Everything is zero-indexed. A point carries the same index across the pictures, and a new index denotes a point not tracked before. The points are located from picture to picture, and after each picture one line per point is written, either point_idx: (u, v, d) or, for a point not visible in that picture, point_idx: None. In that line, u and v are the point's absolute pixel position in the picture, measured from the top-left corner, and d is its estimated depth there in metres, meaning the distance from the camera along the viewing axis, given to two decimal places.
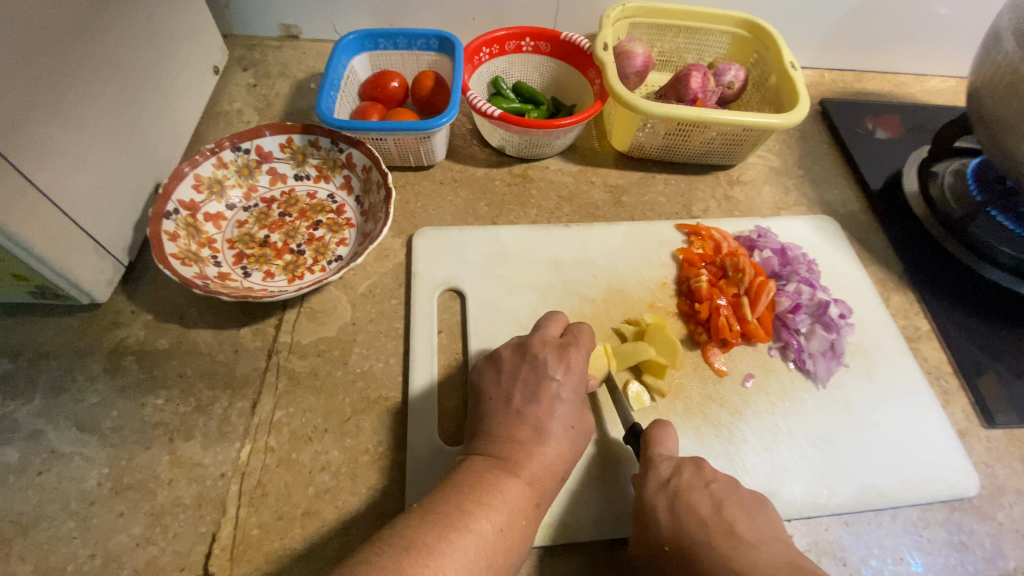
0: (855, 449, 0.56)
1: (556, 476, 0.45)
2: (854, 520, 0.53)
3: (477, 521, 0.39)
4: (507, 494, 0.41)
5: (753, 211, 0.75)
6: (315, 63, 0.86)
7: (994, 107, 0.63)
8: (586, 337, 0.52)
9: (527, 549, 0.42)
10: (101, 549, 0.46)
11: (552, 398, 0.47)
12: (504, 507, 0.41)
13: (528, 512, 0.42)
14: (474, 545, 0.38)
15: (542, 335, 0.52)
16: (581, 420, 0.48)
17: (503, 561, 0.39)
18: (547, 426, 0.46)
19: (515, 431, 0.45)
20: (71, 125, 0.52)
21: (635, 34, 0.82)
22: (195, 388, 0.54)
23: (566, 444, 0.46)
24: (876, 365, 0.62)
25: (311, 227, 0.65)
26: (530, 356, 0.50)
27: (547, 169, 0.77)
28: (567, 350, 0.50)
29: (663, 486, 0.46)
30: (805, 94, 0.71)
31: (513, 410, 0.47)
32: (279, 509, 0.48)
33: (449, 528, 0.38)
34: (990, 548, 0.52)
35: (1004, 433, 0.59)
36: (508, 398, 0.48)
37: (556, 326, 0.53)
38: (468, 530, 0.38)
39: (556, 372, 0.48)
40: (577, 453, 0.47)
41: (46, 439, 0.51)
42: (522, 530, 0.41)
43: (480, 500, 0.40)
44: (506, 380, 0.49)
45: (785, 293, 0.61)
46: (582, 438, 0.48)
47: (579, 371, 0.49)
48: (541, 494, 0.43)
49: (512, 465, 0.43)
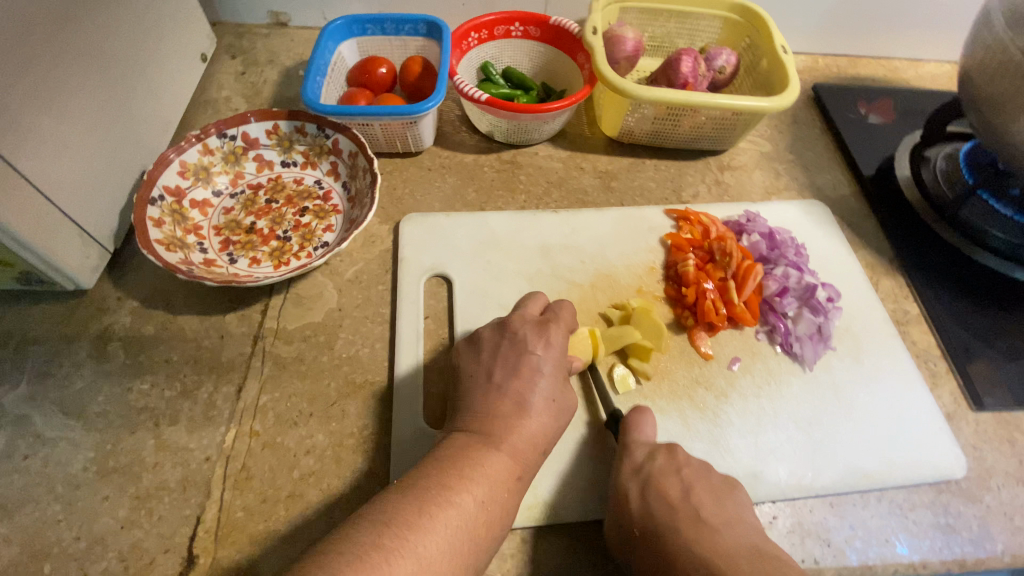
0: (840, 431, 0.56)
1: (539, 449, 0.45)
2: (839, 501, 0.52)
3: (459, 495, 0.39)
4: (489, 467, 0.42)
5: (743, 196, 0.75)
6: (304, 51, 0.86)
7: (984, 89, 0.62)
8: (566, 315, 0.53)
9: (509, 521, 0.42)
10: (86, 531, 0.46)
11: (533, 370, 0.48)
12: (485, 480, 0.41)
13: (510, 485, 0.42)
14: (456, 518, 0.38)
15: (520, 315, 0.53)
16: (564, 397, 0.48)
17: (484, 534, 0.39)
18: (528, 399, 0.46)
19: (497, 405, 0.46)
20: (55, 111, 0.52)
21: (625, 19, 0.81)
22: (181, 372, 0.54)
23: (547, 417, 0.46)
24: (863, 348, 0.62)
25: (298, 214, 0.65)
26: (508, 332, 0.51)
27: (536, 155, 0.76)
28: (546, 326, 0.51)
29: (638, 471, 0.48)
30: (795, 78, 0.70)
31: (495, 384, 0.47)
32: (264, 492, 0.48)
33: (431, 503, 0.38)
34: (976, 531, 0.52)
35: (992, 416, 0.59)
36: (490, 373, 0.48)
37: (537, 305, 0.54)
38: (449, 504, 0.38)
39: (535, 347, 0.49)
40: (559, 427, 0.48)
41: (32, 423, 0.51)
42: (504, 502, 0.41)
43: (462, 474, 0.41)
44: (487, 360, 0.49)
45: (773, 277, 0.61)
46: (564, 415, 0.48)
47: (558, 347, 0.50)
48: (523, 467, 0.44)
49: (494, 440, 0.44)
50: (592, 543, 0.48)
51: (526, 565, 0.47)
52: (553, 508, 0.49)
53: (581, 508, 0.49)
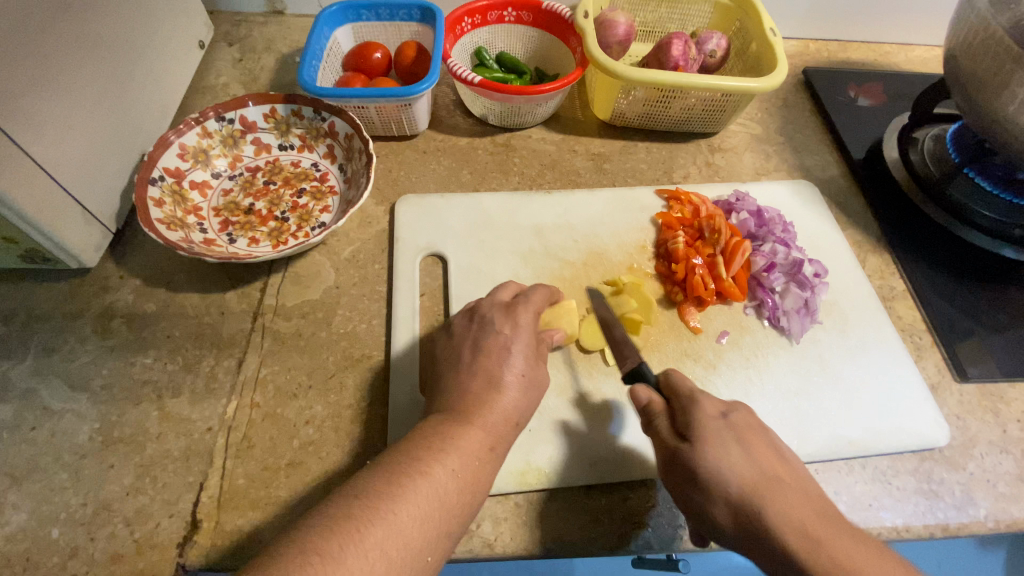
0: (826, 400, 0.57)
1: (511, 422, 0.46)
2: (823, 468, 0.54)
3: (430, 466, 0.40)
4: (459, 439, 0.42)
5: (733, 176, 0.76)
6: (300, 38, 0.87)
7: (967, 67, 0.63)
8: (536, 297, 0.53)
9: (485, 491, 0.42)
10: (92, 498, 0.47)
11: (502, 349, 0.48)
12: (456, 451, 0.41)
13: (482, 455, 0.42)
14: (426, 487, 0.38)
15: (490, 299, 0.53)
16: (534, 373, 0.49)
17: (457, 501, 0.39)
18: (498, 376, 0.47)
19: (467, 385, 0.46)
20: (58, 91, 0.53)
21: (617, 4, 0.82)
22: (183, 347, 0.56)
23: (519, 392, 0.47)
24: (850, 322, 0.63)
25: (295, 195, 0.67)
26: (478, 318, 0.52)
27: (530, 138, 0.78)
28: (513, 308, 0.52)
29: (721, 417, 0.46)
30: (783, 59, 0.71)
31: (466, 365, 0.48)
32: (265, 460, 0.50)
33: (401, 474, 0.39)
34: (959, 496, 0.53)
35: (976, 387, 0.60)
36: (460, 355, 0.49)
37: (508, 292, 0.55)
38: (419, 475, 0.39)
39: (502, 328, 0.50)
40: (532, 401, 0.48)
41: (38, 396, 0.52)
42: (478, 470, 0.41)
43: (431, 447, 0.41)
44: (458, 342, 0.51)
45: (760, 253, 0.62)
46: (535, 390, 0.48)
47: (527, 326, 0.51)
48: (495, 439, 0.44)
49: (465, 416, 0.44)
50: (583, 506, 0.49)
51: (521, 527, 0.48)
52: (544, 472, 0.50)
53: (571, 473, 0.51)
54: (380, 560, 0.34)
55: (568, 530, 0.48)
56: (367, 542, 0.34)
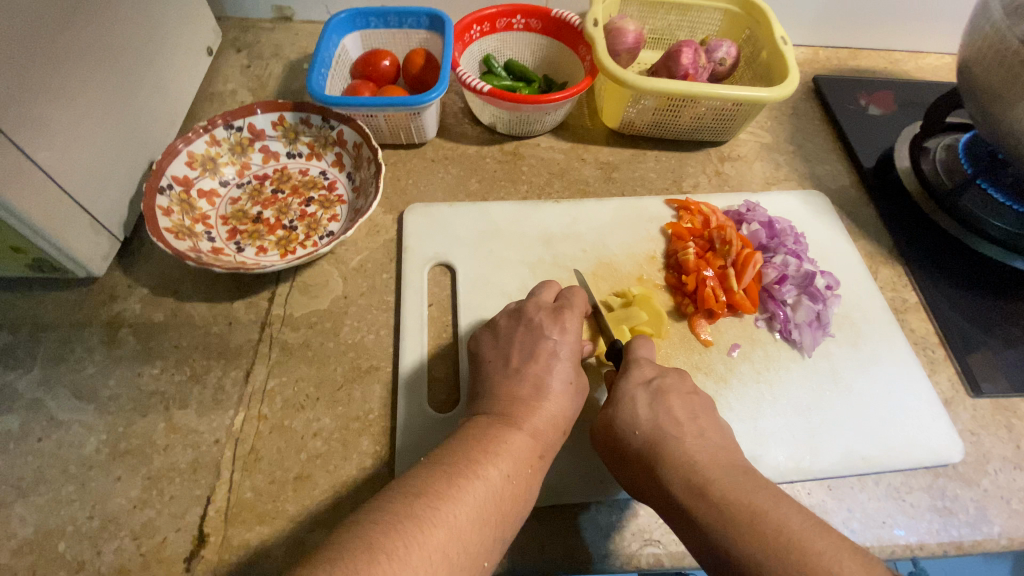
0: (841, 417, 0.57)
1: (558, 430, 0.45)
2: (837, 484, 0.53)
3: (486, 469, 0.39)
4: (511, 444, 0.42)
5: (743, 185, 0.75)
6: (308, 44, 0.86)
7: (981, 79, 0.63)
8: (579, 300, 0.52)
9: (534, 496, 0.42)
10: (99, 511, 0.47)
11: (550, 355, 0.48)
12: (510, 456, 0.41)
13: (533, 462, 0.42)
14: (483, 491, 0.38)
15: (535, 301, 0.53)
16: (579, 380, 0.48)
17: (512, 508, 0.39)
18: (546, 383, 0.46)
19: (516, 389, 0.46)
20: (67, 100, 0.53)
21: (627, 12, 0.82)
22: (190, 358, 0.55)
23: (566, 400, 0.46)
24: (861, 335, 0.62)
25: (303, 204, 0.66)
26: (525, 320, 0.51)
27: (538, 146, 0.77)
28: (561, 312, 0.51)
29: (646, 383, 0.48)
30: (794, 68, 0.70)
31: (512, 370, 0.47)
32: (273, 473, 0.49)
33: (459, 475, 0.38)
34: (973, 513, 0.52)
35: (990, 402, 0.59)
36: (507, 360, 0.48)
37: (550, 291, 0.54)
38: (476, 477, 0.38)
39: (550, 332, 0.49)
40: (576, 408, 0.47)
41: (45, 407, 0.52)
42: (529, 477, 0.41)
43: (487, 450, 0.41)
44: (503, 346, 0.50)
45: (772, 265, 0.62)
46: (580, 395, 0.48)
47: (574, 332, 0.50)
48: (544, 446, 0.44)
49: (514, 420, 0.44)
50: (592, 521, 0.49)
51: (529, 542, 0.48)
52: (552, 489, 0.50)
53: (581, 490, 0.50)
54: (443, 563, 0.33)
55: (577, 546, 0.48)
56: (431, 543, 0.34)
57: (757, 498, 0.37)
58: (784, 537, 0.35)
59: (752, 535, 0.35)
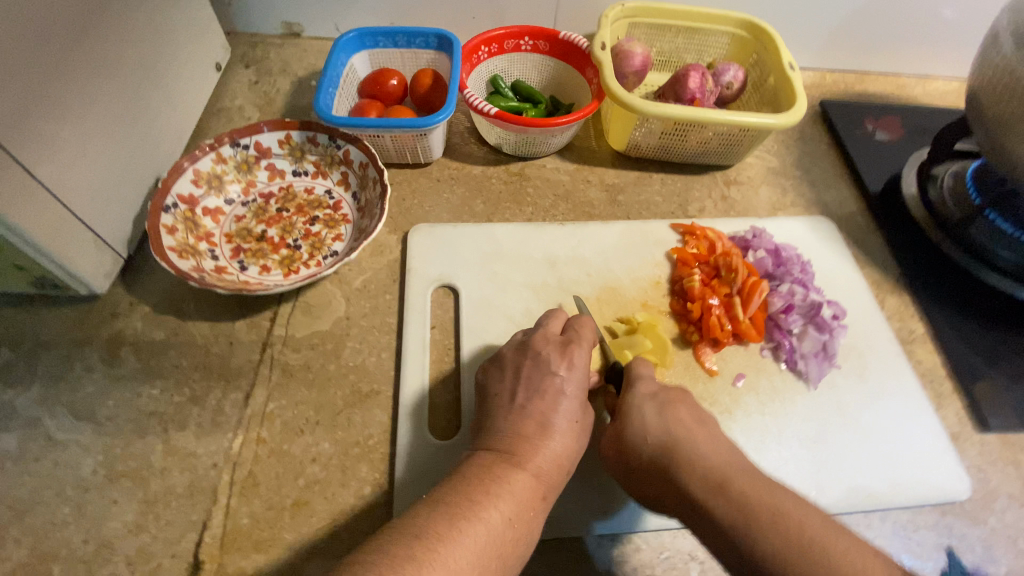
0: (847, 450, 0.56)
1: (562, 470, 0.45)
2: (842, 521, 0.53)
3: (486, 511, 0.39)
4: (515, 485, 0.41)
5: (750, 211, 0.75)
6: (316, 61, 0.87)
7: (991, 110, 0.62)
8: (588, 333, 0.52)
9: (535, 541, 0.41)
10: (94, 535, 0.46)
11: (556, 393, 0.47)
12: (512, 497, 0.40)
13: (535, 504, 0.42)
14: (484, 535, 0.37)
15: (543, 334, 0.52)
16: (585, 418, 0.48)
17: (514, 549, 0.39)
18: (551, 423, 0.46)
19: (521, 426, 0.45)
20: (73, 119, 0.53)
21: (634, 34, 0.82)
22: (190, 378, 0.55)
23: (570, 438, 0.46)
24: (869, 367, 0.62)
25: (308, 223, 0.66)
26: (531, 352, 0.50)
27: (544, 167, 0.77)
28: (569, 347, 0.50)
29: (652, 395, 0.48)
30: (802, 95, 0.70)
31: (517, 406, 0.47)
32: (270, 499, 0.49)
33: (459, 517, 0.38)
34: (980, 552, 0.51)
35: (997, 437, 0.58)
36: (513, 396, 0.48)
37: (558, 322, 0.54)
38: (477, 520, 0.38)
39: (558, 368, 0.48)
40: (580, 448, 0.47)
41: (43, 426, 0.52)
42: (530, 520, 0.41)
43: (488, 490, 0.40)
44: (510, 380, 0.49)
45: (778, 293, 0.61)
46: (585, 434, 0.47)
47: (582, 368, 0.49)
48: (547, 486, 0.43)
49: (518, 458, 0.43)
50: (593, 556, 0.48)
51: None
52: (553, 522, 0.49)
53: (583, 523, 0.49)
54: None
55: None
56: None
57: (778, 501, 0.39)
58: (807, 537, 0.37)
59: (774, 533, 0.37)
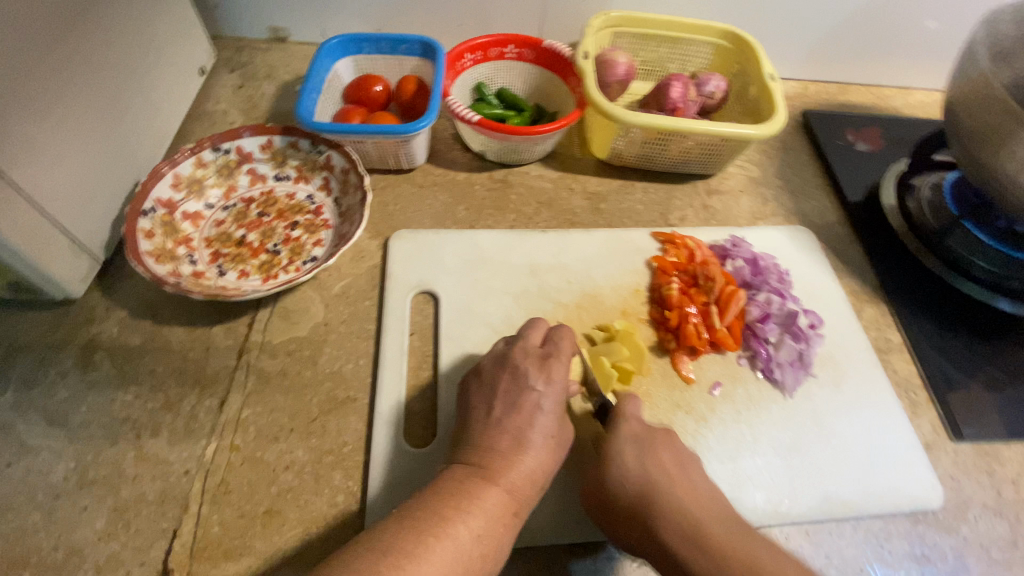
0: (822, 460, 0.56)
1: (536, 484, 0.45)
2: (815, 529, 0.53)
3: (455, 528, 0.39)
4: (486, 501, 0.41)
5: (730, 220, 0.76)
6: (301, 66, 0.87)
7: (966, 123, 0.63)
8: (567, 344, 0.52)
9: (506, 555, 0.41)
10: (63, 542, 0.46)
11: (534, 407, 0.47)
12: (482, 513, 0.40)
13: (506, 519, 0.42)
14: (452, 551, 0.37)
15: (523, 346, 0.52)
16: (562, 433, 0.48)
17: (482, 566, 0.38)
18: (526, 435, 0.46)
19: (496, 441, 0.45)
20: (52, 124, 0.53)
21: (618, 44, 0.82)
22: (164, 384, 0.55)
23: (546, 454, 0.46)
24: (845, 377, 0.62)
25: (288, 228, 0.66)
26: (510, 366, 0.50)
27: (527, 174, 0.78)
28: (549, 361, 0.50)
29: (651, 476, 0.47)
30: (782, 106, 0.71)
31: (495, 420, 0.47)
32: (241, 507, 0.48)
33: (426, 533, 0.37)
34: (952, 561, 0.52)
35: (972, 446, 0.59)
36: (490, 409, 0.48)
37: (537, 333, 0.54)
38: (445, 536, 0.38)
39: (536, 382, 0.49)
40: (557, 461, 0.47)
41: (15, 432, 0.51)
42: (500, 536, 0.41)
43: (458, 506, 0.40)
44: (490, 394, 0.49)
45: (755, 302, 0.62)
46: (562, 450, 0.47)
47: (560, 381, 0.49)
48: (520, 502, 0.43)
49: (491, 473, 0.43)
50: (567, 566, 0.49)
51: None
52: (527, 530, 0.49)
53: (556, 532, 0.50)
54: None
55: None
56: None
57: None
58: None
59: None
